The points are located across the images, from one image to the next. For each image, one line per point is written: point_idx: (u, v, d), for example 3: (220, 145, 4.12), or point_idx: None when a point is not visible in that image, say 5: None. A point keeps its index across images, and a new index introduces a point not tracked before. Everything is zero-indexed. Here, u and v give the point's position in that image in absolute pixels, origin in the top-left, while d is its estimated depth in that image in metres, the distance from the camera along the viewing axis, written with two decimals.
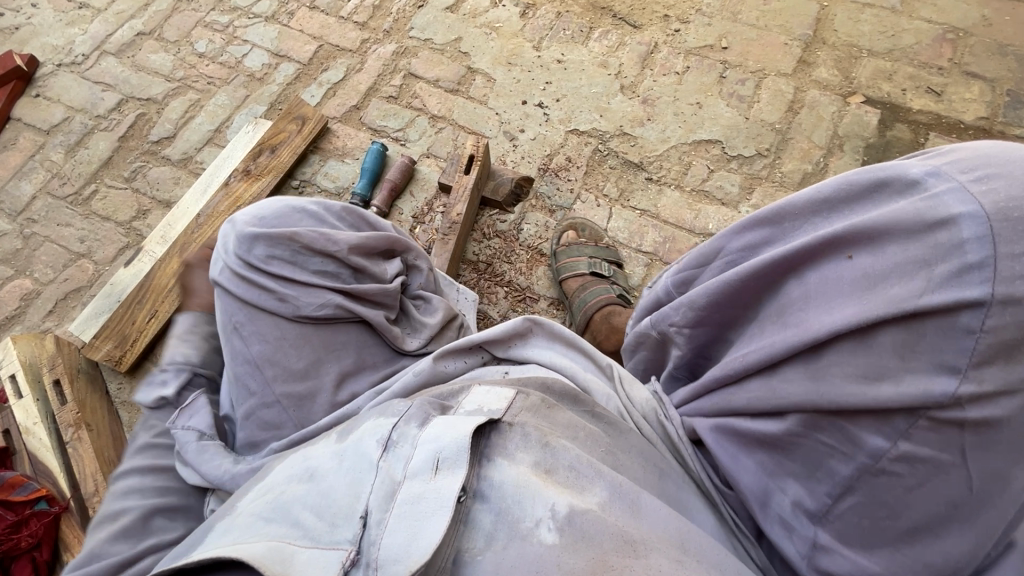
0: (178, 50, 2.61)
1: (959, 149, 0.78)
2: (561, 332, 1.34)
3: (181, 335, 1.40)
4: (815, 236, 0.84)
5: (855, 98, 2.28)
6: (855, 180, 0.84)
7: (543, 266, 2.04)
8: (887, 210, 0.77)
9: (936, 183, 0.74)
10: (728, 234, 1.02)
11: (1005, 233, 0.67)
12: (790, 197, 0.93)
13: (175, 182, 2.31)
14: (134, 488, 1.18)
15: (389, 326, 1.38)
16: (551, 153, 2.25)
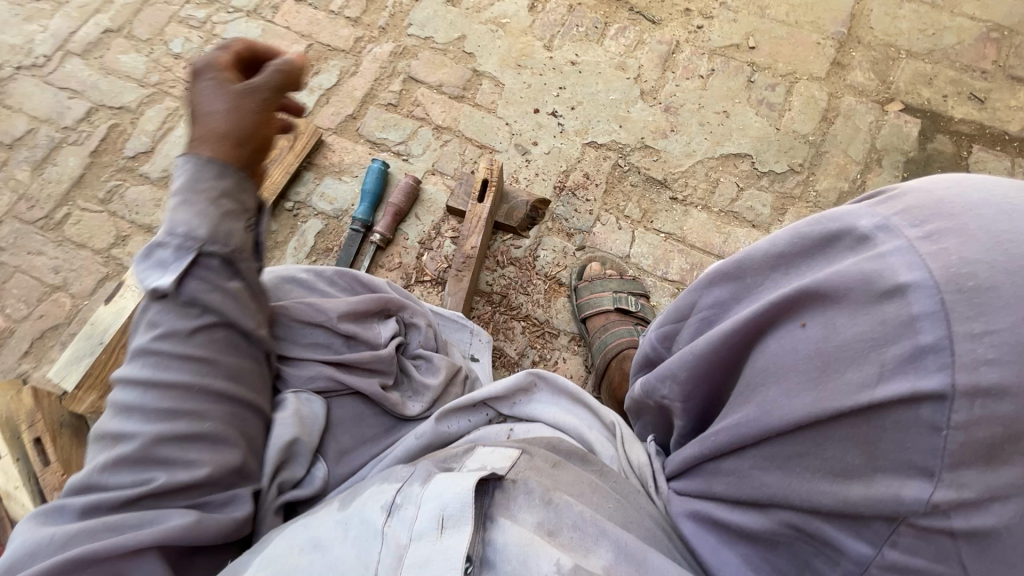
0: (151, 51, 2.37)
1: (913, 192, 0.70)
2: (564, 386, 1.36)
3: (183, 192, 0.99)
4: (767, 300, 0.77)
5: (893, 106, 2.12)
6: (808, 234, 0.77)
7: (562, 298, 1.90)
8: (835, 274, 0.69)
9: (886, 242, 0.66)
10: (697, 288, 0.95)
11: (959, 308, 0.58)
12: (748, 248, 0.86)
13: (155, 205, 2.11)
14: (139, 401, 0.95)
15: (385, 391, 1.35)
16: (567, 169, 2.08)
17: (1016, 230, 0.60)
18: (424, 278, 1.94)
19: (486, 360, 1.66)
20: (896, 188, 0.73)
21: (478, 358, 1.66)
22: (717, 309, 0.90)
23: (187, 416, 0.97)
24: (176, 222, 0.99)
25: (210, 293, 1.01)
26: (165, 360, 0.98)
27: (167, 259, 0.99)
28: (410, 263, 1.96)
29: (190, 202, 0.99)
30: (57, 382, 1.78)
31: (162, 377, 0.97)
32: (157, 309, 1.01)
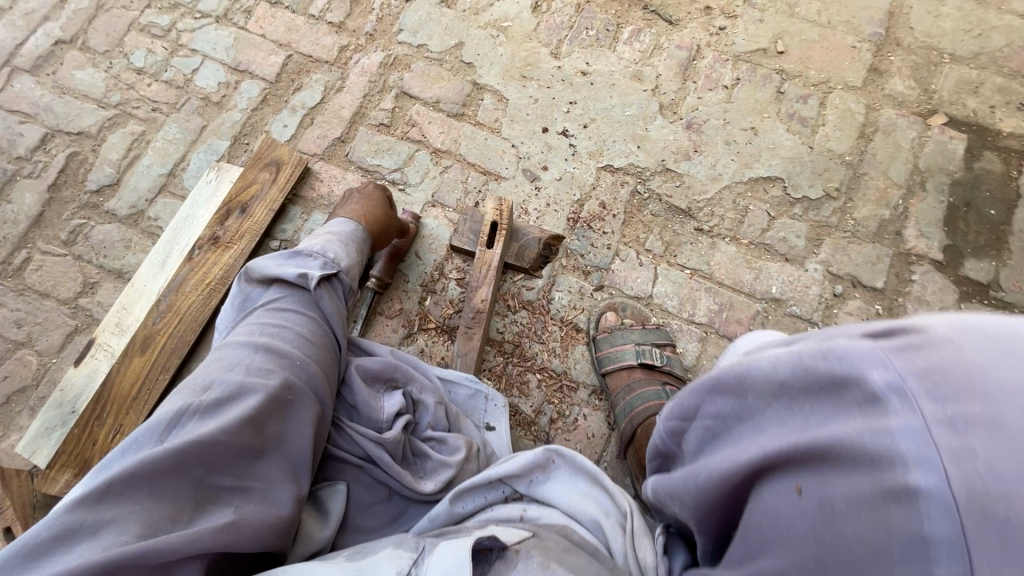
0: (110, 65, 2.11)
1: (943, 344, 0.53)
2: (584, 466, 1.20)
3: (338, 236, 1.51)
4: (759, 448, 0.62)
5: (937, 119, 1.93)
6: (809, 367, 0.60)
7: (580, 346, 1.73)
8: (833, 442, 0.54)
9: (895, 415, 0.50)
10: (696, 391, 0.80)
11: (984, 544, 0.42)
12: (748, 362, 0.70)
13: (125, 246, 1.89)
14: (242, 364, 1.13)
15: (393, 469, 1.22)
16: (582, 198, 1.88)
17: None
18: (428, 326, 1.75)
19: (502, 428, 1.48)
20: (930, 327, 0.55)
21: (494, 426, 1.49)
22: (713, 427, 0.74)
23: (277, 384, 1.11)
24: (329, 248, 1.45)
25: (330, 303, 1.38)
26: (276, 336, 1.22)
27: (314, 265, 1.40)
28: (411, 309, 1.77)
29: (345, 242, 1.51)
30: (27, 457, 1.61)
31: (270, 346, 1.18)
32: (287, 294, 1.34)
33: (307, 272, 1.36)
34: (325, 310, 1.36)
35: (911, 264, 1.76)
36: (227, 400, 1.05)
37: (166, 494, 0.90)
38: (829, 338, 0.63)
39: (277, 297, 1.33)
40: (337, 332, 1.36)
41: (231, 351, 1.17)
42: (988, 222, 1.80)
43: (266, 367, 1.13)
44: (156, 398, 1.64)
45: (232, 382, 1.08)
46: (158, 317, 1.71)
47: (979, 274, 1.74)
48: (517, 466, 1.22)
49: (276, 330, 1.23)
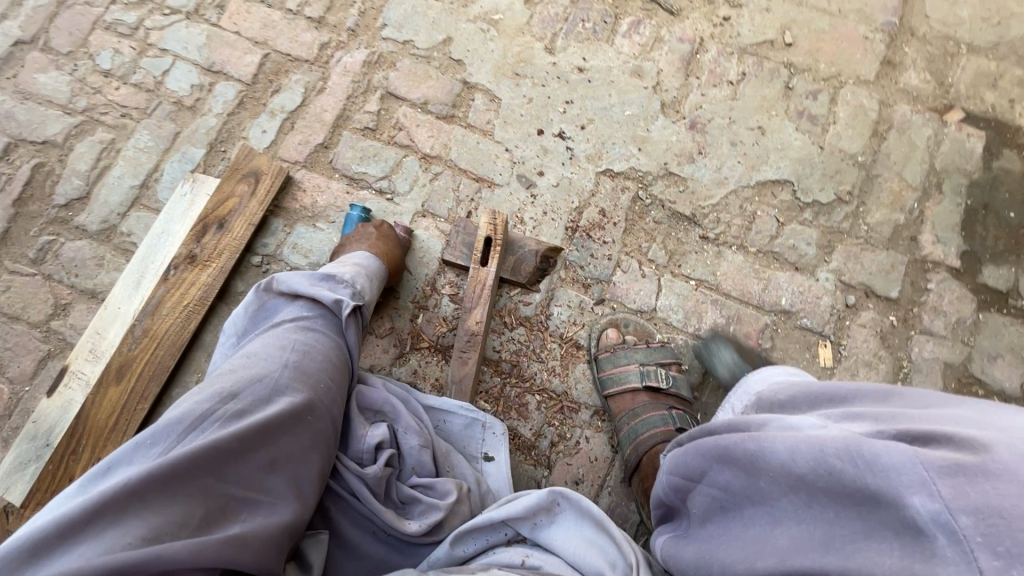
0: (74, 67, 1.97)
1: (995, 477, 0.56)
2: (589, 510, 1.12)
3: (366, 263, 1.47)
4: (782, 559, 0.67)
5: (953, 114, 1.83)
6: (840, 472, 0.65)
7: (581, 365, 1.65)
8: (868, 571, 0.58)
9: (944, 561, 0.54)
10: (716, 464, 0.82)
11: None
12: (763, 442, 0.75)
13: (98, 264, 1.78)
14: (268, 376, 1.06)
15: (376, 507, 1.12)
16: (581, 205, 1.78)
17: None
18: (421, 345, 1.66)
19: (501, 459, 1.40)
20: (979, 455, 0.59)
21: (493, 457, 1.41)
22: (723, 500, 0.81)
23: (301, 403, 1.04)
24: (358, 280, 1.39)
25: (353, 330, 1.31)
26: (306, 356, 1.14)
27: (343, 292, 1.35)
28: (403, 327, 1.68)
29: (372, 273, 1.46)
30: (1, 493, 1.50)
31: (299, 365, 1.11)
32: (317, 314, 1.27)
33: (338, 298, 1.30)
34: (349, 336, 1.30)
35: (926, 272, 1.68)
36: (247, 413, 0.98)
37: (173, 501, 0.83)
38: (863, 437, 0.67)
39: (304, 313, 1.26)
40: (356, 361, 1.29)
41: (258, 358, 1.10)
42: (1007, 226, 1.72)
43: (292, 385, 1.06)
44: (135, 429, 1.55)
45: (255, 396, 1.01)
46: (134, 343, 1.61)
47: (998, 282, 1.67)
48: (521, 508, 1.13)
49: (304, 348, 1.16)
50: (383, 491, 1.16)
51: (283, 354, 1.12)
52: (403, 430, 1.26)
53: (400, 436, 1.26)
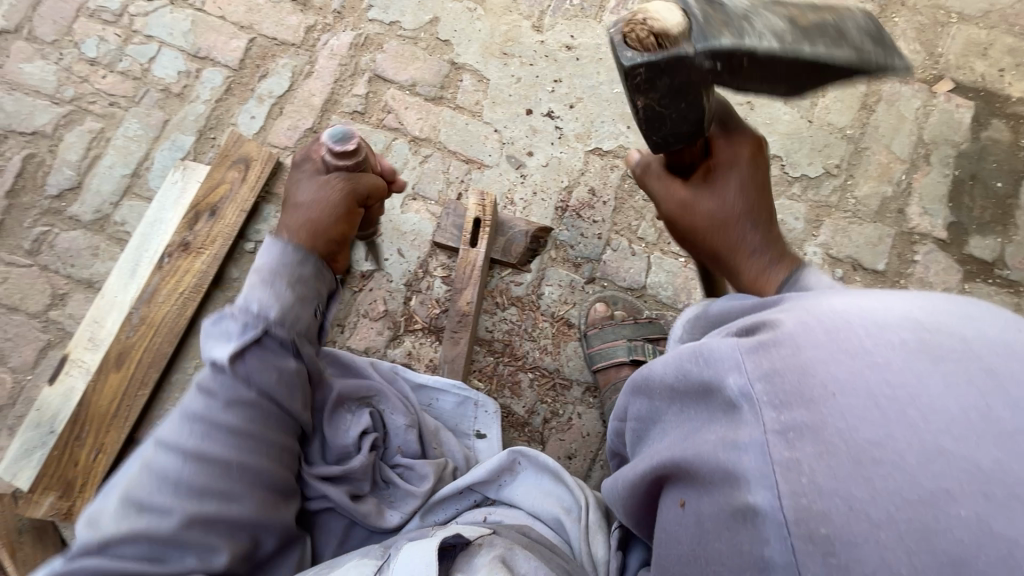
0: (60, 56, 1.96)
1: (787, 341, 0.54)
2: (546, 463, 1.19)
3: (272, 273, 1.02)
4: (653, 464, 0.67)
5: (943, 85, 1.83)
6: (688, 373, 0.64)
7: (572, 343, 1.67)
8: (699, 456, 0.56)
9: (744, 426, 0.52)
10: (629, 397, 0.81)
11: (811, 565, 0.43)
12: (650, 367, 0.74)
13: (93, 253, 1.80)
14: (171, 477, 0.89)
15: (355, 505, 1.15)
16: (570, 185, 1.79)
17: (885, 443, 0.43)
18: (414, 327, 1.69)
19: (493, 436, 1.44)
20: (784, 324, 0.57)
21: (485, 434, 1.44)
22: (638, 430, 0.77)
23: (213, 502, 0.90)
24: (252, 298, 1.01)
25: (265, 372, 0.99)
26: (207, 436, 0.93)
27: (233, 333, 0.99)
28: (396, 310, 1.71)
29: (270, 281, 1.02)
30: (9, 479, 1.54)
31: (202, 452, 0.92)
32: (216, 376, 0.97)
33: (223, 351, 0.97)
34: (261, 381, 0.99)
35: (913, 244, 1.70)
36: (153, 528, 0.86)
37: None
38: (710, 340, 0.65)
39: (205, 375, 0.98)
40: (285, 406, 1.03)
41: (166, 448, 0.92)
42: (994, 195, 1.73)
43: (198, 482, 0.90)
44: (136, 414, 1.59)
45: (164, 501, 0.88)
46: (131, 330, 1.63)
47: (984, 252, 1.69)
48: (483, 470, 1.19)
49: (205, 433, 0.93)
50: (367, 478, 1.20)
51: (182, 443, 0.92)
52: (390, 410, 1.29)
53: (387, 417, 1.29)
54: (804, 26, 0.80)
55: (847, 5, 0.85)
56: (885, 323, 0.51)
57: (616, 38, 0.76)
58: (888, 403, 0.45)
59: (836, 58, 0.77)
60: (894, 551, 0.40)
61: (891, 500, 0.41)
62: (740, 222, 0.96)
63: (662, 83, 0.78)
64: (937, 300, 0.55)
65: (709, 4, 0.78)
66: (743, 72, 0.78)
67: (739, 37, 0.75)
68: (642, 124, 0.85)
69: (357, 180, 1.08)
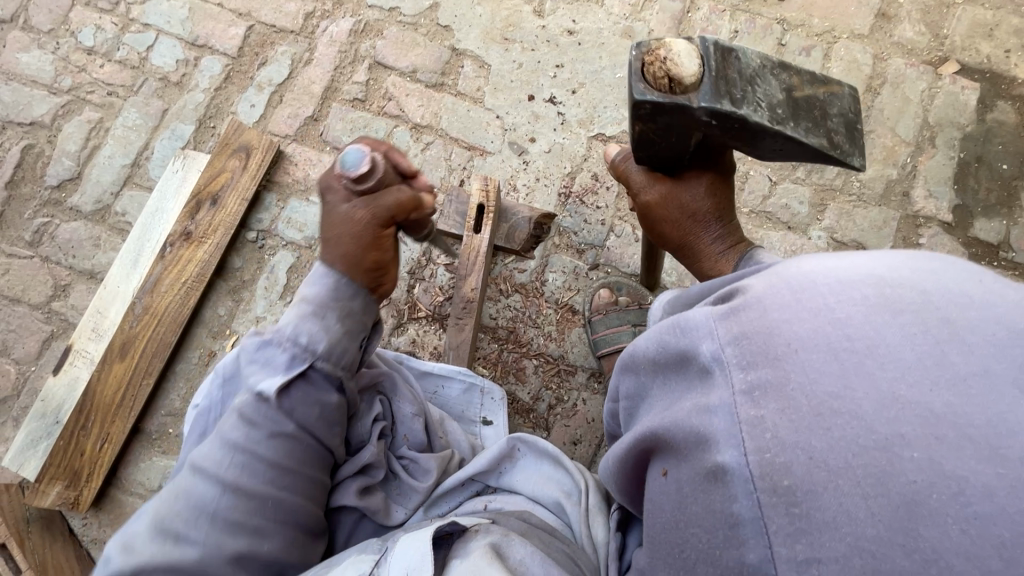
0: (57, 46, 1.95)
1: (754, 304, 0.58)
2: (545, 448, 1.19)
3: (315, 307, 0.98)
4: (632, 434, 0.68)
5: (948, 67, 1.81)
6: (666, 344, 0.66)
7: (577, 329, 1.67)
8: (675, 421, 0.59)
9: (716, 390, 0.55)
10: (615, 376, 0.81)
11: (776, 517, 0.47)
12: (633, 345, 0.74)
13: (94, 244, 1.79)
14: (206, 509, 0.89)
15: (367, 501, 1.12)
16: (573, 171, 1.78)
17: (844, 394, 0.48)
18: (418, 314, 1.69)
19: (500, 423, 1.44)
20: (753, 290, 0.61)
21: (491, 421, 1.44)
22: (629, 408, 0.76)
23: (245, 539, 0.90)
24: (301, 329, 0.98)
25: (307, 407, 0.98)
26: (246, 471, 0.91)
27: (280, 363, 0.98)
28: (399, 297, 1.70)
29: (319, 314, 0.98)
30: (16, 470, 1.55)
31: (239, 484, 0.90)
32: (256, 404, 0.95)
33: (268, 382, 0.96)
34: (303, 416, 0.97)
35: (918, 227, 1.69)
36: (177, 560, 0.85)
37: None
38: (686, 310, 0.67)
39: (246, 403, 0.96)
40: (323, 441, 1.00)
41: (201, 471, 0.91)
42: (999, 177, 1.72)
43: (233, 517, 0.89)
44: (141, 404, 1.59)
45: (198, 533, 0.88)
46: (134, 320, 1.63)
47: (989, 235, 1.69)
48: (483, 460, 1.18)
49: (245, 461, 0.92)
50: (378, 472, 1.16)
51: (220, 472, 0.90)
52: (397, 398, 1.25)
53: (394, 405, 1.25)
54: (797, 101, 0.84)
55: (844, 83, 0.87)
56: (848, 281, 0.55)
57: (635, 65, 0.80)
58: (847, 356, 0.49)
59: (808, 144, 0.83)
60: (850, 495, 0.44)
61: (848, 447, 0.46)
62: (709, 216, 1.04)
63: (661, 120, 0.84)
64: (902, 256, 0.59)
65: (724, 57, 0.80)
66: (732, 133, 0.84)
67: (737, 103, 0.80)
68: (632, 144, 0.93)
69: (380, 207, 0.94)
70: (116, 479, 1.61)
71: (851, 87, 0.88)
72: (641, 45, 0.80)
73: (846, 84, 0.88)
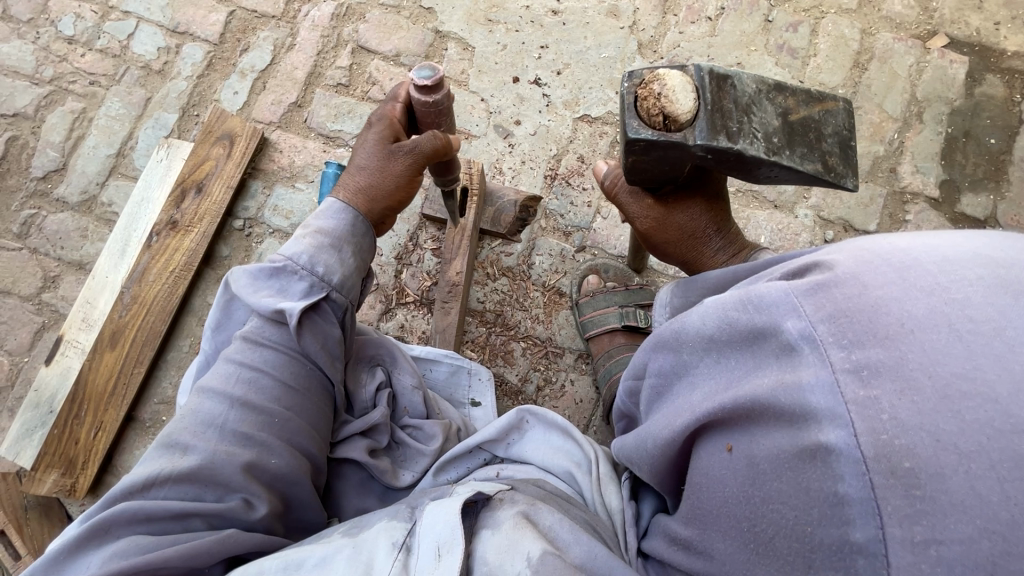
0: (37, 35, 1.93)
1: (849, 281, 0.56)
2: (555, 420, 1.14)
3: (323, 238, 1.10)
4: (689, 415, 0.67)
5: (937, 41, 1.79)
6: (734, 320, 0.64)
7: (564, 311, 1.68)
8: (754, 397, 0.57)
9: (807, 367, 0.54)
10: (648, 352, 0.81)
11: (892, 498, 0.45)
12: (682, 318, 0.74)
13: (82, 235, 1.80)
14: (215, 423, 0.92)
15: (373, 463, 1.14)
16: (559, 153, 1.77)
17: (974, 376, 0.45)
18: (406, 300, 1.69)
19: (488, 403, 1.45)
20: (840, 265, 0.58)
21: (480, 402, 1.45)
22: (659, 385, 0.78)
23: (255, 450, 0.91)
24: (318, 259, 1.08)
25: (313, 337, 1.05)
26: (252, 386, 0.97)
27: (295, 291, 1.06)
28: (387, 283, 1.71)
29: (336, 246, 1.10)
30: (12, 459, 1.55)
31: (247, 400, 0.95)
32: (264, 327, 1.04)
33: (284, 305, 1.02)
34: (308, 343, 1.04)
35: (905, 204, 1.69)
36: (177, 465, 0.87)
37: (150, 551, 0.80)
38: (753, 286, 0.66)
39: (253, 328, 1.04)
40: (325, 371, 1.07)
41: (204, 398, 0.95)
42: (988, 152, 1.72)
43: (240, 429, 0.92)
44: (133, 393, 1.61)
45: (206, 443, 0.89)
46: (123, 310, 1.64)
47: (976, 210, 1.68)
48: (493, 431, 1.15)
49: (251, 377, 0.98)
50: (383, 437, 1.19)
51: (226, 389, 0.96)
52: (397, 370, 1.27)
53: (395, 377, 1.26)
54: (792, 125, 0.82)
55: (839, 98, 0.85)
56: (955, 260, 0.52)
57: (627, 101, 0.81)
58: (973, 338, 0.47)
59: (805, 171, 0.81)
60: (982, 478, 0.42)
61: (981, 430, 0.43)
62: (709, 230, 1.04)
63: (656, 153, 0.84)
64: (998, 236, 0.56)
65: (719, 86, 0.80)
66: (728, 163, 0.83)
67: (733, 137, 0.79)
68: (627, 171, 0.93)
69: (418, 151, 1.11)
70: (110, 467, 1.62)
71: (847, 100, 0.86)
72: (634, 77, 0.82)
73: (841, 98, 0.86)
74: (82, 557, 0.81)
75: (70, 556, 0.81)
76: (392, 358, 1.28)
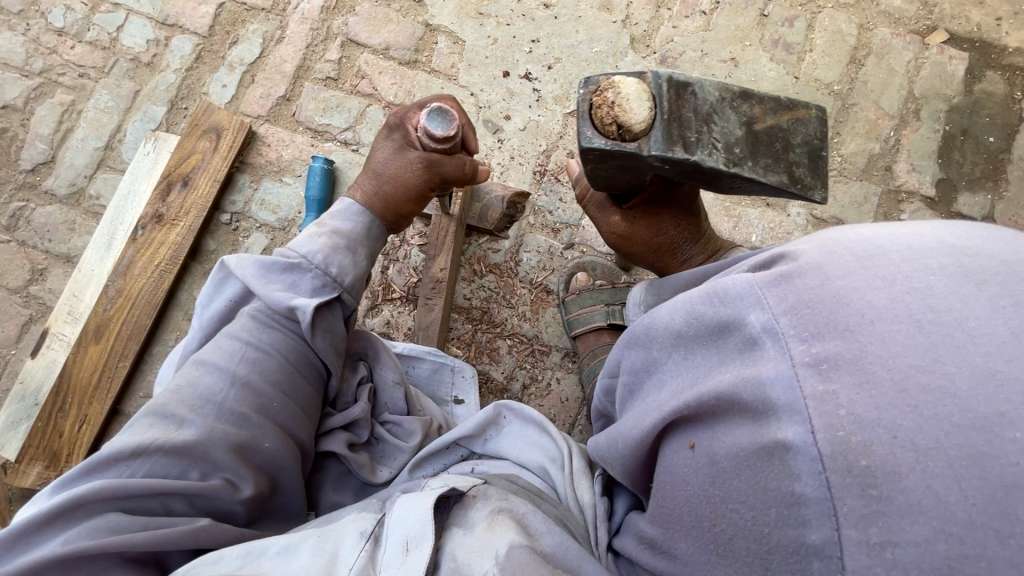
0: (27, 27, 1.92)
1: (812, 272, 0.54)
2: (531, 415, 1.13)
3: (336, 240, 1.10)
4: (656, 414, 0.63)
5: (936, 36, 1.75)
6: (700, 314, 0.61)
7: (551, 309, 1.66)
8: (717, 394, 0.54)
9: (768, 361, 0.51)
10: (622, 349, 0.78)
11: (848, 498, 0.43)
12: (652, 313, 0.71)
13: (69, 228, 1.79)
14: (214, 399, 0.89)
15: (351, 457, 1.12)
16: (548, 149, 1.75)
17: (934, 368, 0.43)
18: (392, 296, 1.68)
19: (472, 401, 1.43)
20: (806, 255, 0.56)
21: (463, 400, 1.44)
22: (630, 383, 0.75)
23: (249, 432, 0.89)
24: (332, 259, 1.07)
25: (323, 336, 1.04)
26: (257, 367, 0.95)
27: (308, 286, 1.04)
28: (374, 279, 1.70)
29: (350, 248, 1.10)
30: None
31: (250, 380, 0.92)
32: (273, 315, 1.01)
33: (297, 300, 1.01)
34: (319, 342, 1.04)
35: (900, 203, 1.66)
36: (171, 436, 0.82)
37: (127, 532, 0.74)
38: (720, 279, 0.63)
39: (262, 309, 1.02)
40: (326, 364, 1.07)
41: (203, 373, 0.91)
42: (986, 150, 1.68)
43: (239, 409, 0.89)
44: (118, 387, 1.60)
45: (203, 420, 0.85)
46: (108, 303, 1.63)
47: (972, 210, 1.65)
48: (469, 426, 1.12)
49: (255, 358, 0.95)
50: (363, 432, 1.18)
51: (231, 366, 0.93)
52: (380, 366, 1.25)
53: (377, 373, 1.25)
54: (757, 135, 0.80)
55: (812, 106, 0.83)
56: (920, 250, 0.51)
57: (582, 107, 0.79)
58: (934, 329, 0.45)
59: (768, 183, 0.79)
60: (940, 476, 0.40)
61: (939, 425, 0.42)
62: (678, 241, 1.03)
63: (614, 161, 0.82)
64: (966, 227, 0.54)
65: (678, 95, 0.78)
66: (689, 173, 0.80)
67: (690, 148, 0.76)
68: (589, 178, 0.92)
69: (436, 169, 1.15)
70: None
71: (820, 109, 0.83)
72: (590, 84, 0.80)
73: (814, 106, 0.84)
74: (46, 536, 0.73)
75: (34, 534, 0.73)
76: (374, 353, 1.26)
